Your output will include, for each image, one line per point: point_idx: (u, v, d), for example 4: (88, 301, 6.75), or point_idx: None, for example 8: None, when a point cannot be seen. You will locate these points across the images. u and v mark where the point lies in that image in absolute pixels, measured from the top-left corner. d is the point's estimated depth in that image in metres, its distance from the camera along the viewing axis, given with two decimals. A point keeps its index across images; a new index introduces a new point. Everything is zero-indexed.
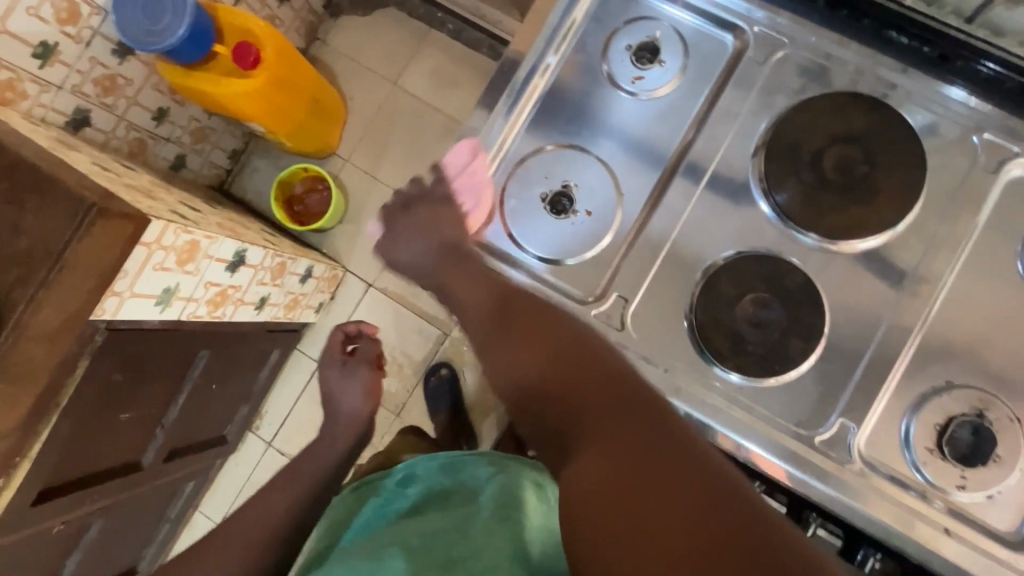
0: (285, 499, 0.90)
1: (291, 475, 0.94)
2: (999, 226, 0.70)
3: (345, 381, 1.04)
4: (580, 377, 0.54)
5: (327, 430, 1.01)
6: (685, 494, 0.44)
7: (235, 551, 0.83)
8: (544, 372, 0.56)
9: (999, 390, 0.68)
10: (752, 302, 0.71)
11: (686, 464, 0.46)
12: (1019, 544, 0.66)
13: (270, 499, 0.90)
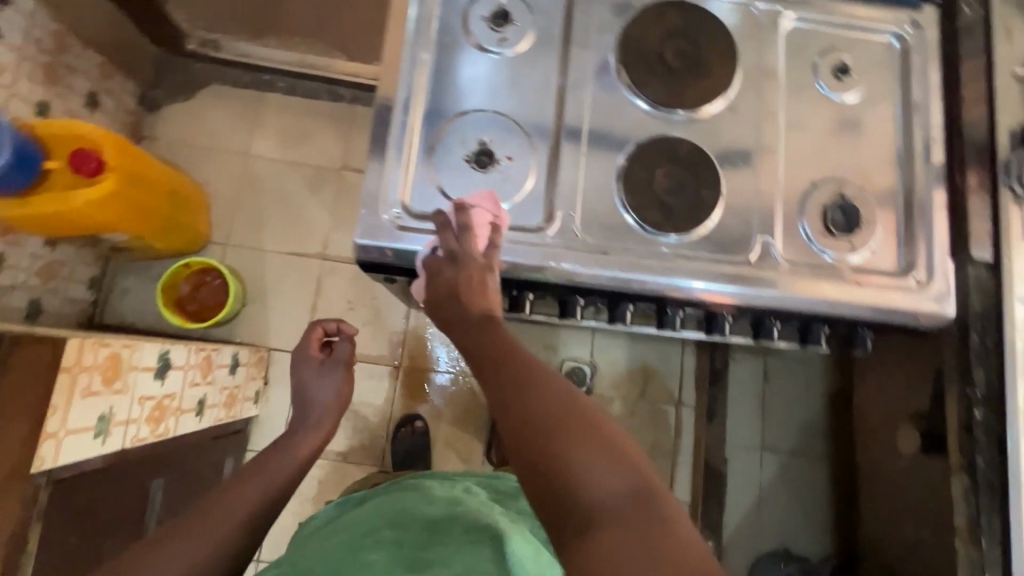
0: (260, 487, 0.87)
1: (252, 476, 0.88)
2: (794, 63, 0.94)
3: (326, 383, 1.02)
4: (487, 335, 0.67)
5: (300, 418, 0.99)
6: (567, 419, 0.57)
7: (200, 548, 0.75)
8: (476, 316, 0.68)
9: (843, 175, 0.91)
10: (664, 176, 0.85)
11: (554, 393, 0.60)
12: (903, 272, 0.88)
13: (236, 497, 0.83)
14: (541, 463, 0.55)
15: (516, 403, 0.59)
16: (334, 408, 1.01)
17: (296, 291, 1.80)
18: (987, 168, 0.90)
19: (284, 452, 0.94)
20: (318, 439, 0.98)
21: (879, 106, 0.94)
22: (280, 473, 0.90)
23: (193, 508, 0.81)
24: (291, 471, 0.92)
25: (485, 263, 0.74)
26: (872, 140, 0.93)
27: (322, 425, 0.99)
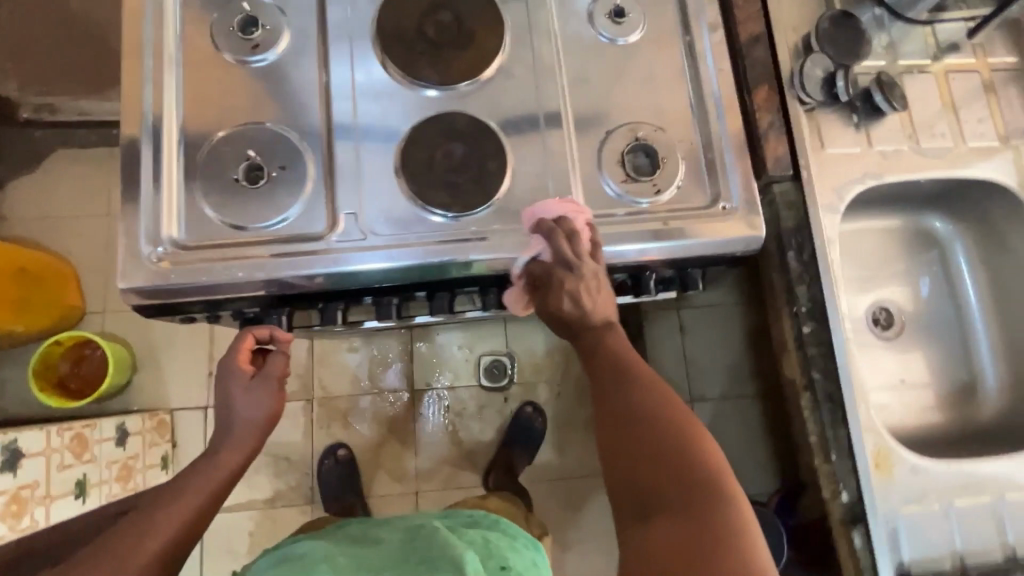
0: (169, 522, 0.68)
1: (160, 512, 0.69)
2: (568, 14, 0.91)
3: (252, 402, 0.79)
4: (614, 343, 0.73)
5: (217, 444, 0.77)
6: (683, 437, 0.64)
7: None
8: (579, 330, 0.75)
9: (638, 117, 0.89)
10: (444, 154, 0.82)
11: (654, 400, 0.66)
12: (712, 202, 0.86)
13: (142, 536, 0.66)
14: (633, 463, 0.64)
15: (626, 403, 0.67)
16: (258, 429, 0.79)
17: (187, 344, 1.71)
18: (776, 83, 0.89)
19: (195, 475, 0.74)
20: (238, 456, 0.77)
21: (663, 41, 0.92)
22: (192, 502, 0.71)
23: (118, 545, 0.65)
24: (215, 495, 0.74)
25: (595, 265, 0.75)
26: (662, 75, 0.91)
27: (243, 443, 0.78)
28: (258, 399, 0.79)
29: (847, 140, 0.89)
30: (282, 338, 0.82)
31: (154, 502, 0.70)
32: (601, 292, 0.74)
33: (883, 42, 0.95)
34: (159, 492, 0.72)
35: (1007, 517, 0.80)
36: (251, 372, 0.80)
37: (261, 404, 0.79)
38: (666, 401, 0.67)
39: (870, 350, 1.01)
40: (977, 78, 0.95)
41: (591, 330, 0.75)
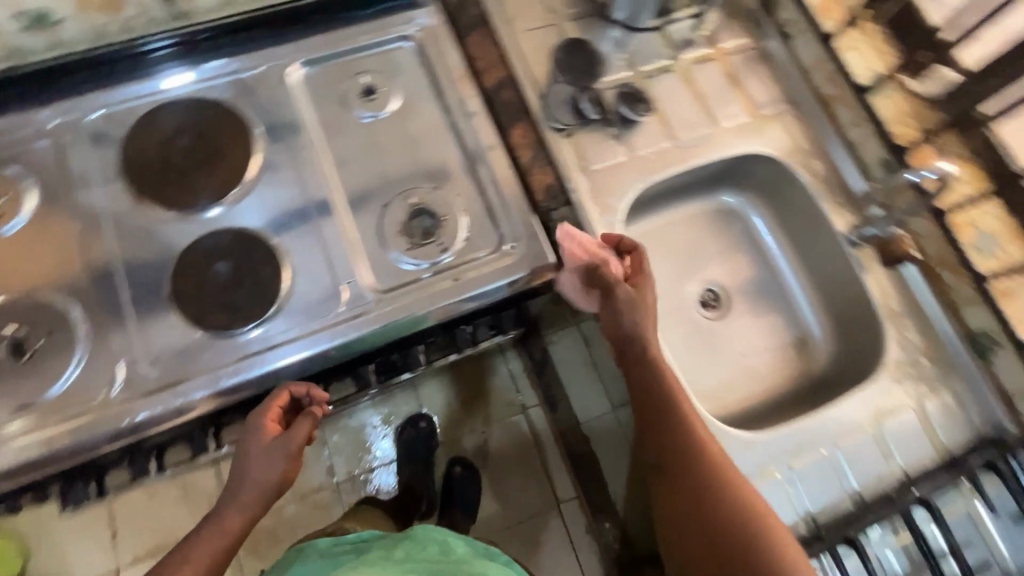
0: (186, 574, 0.65)
1: (194, 548, 0.68)
2: (319, 104, 0.93)
3: (266, 465, 0.70)
4: (643, 372, 0.81)
5: (229, 493, 0.70)
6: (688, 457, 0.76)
7: None
8: (631, 349, 0.82)
9: (411, 182, 0.92)
10: (217, 274, 0.81)
11: (693, 439, 0.77)
12: (498, 244, 0.88)
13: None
14: (675, 495, 0.76)
15: (672, 439, 0.78)
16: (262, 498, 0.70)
17: (6, 529, 1.27)
18: (528, 119, 0.93)
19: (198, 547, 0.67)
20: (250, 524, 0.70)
21: (417, 105, 0.96)
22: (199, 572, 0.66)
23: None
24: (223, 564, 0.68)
25: (644, 285, 0.85)
26: (423, 138, 0.94)
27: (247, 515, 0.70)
28: (273, 460, 0.70)
29: (608, 154, 0.94)
30: (317, 396, 0.74)
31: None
32: (652, 310, 0.83)
33: (621, 54, 1.00)
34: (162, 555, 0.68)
35: (845, 460, 0.84)
36: (278, 431, 0.73)
37: (274, 466, 0.70)
38: (692, 435, 0.77)
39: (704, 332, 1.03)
40: (715, 66, 1.03)
41: (650, 355, 0.81)
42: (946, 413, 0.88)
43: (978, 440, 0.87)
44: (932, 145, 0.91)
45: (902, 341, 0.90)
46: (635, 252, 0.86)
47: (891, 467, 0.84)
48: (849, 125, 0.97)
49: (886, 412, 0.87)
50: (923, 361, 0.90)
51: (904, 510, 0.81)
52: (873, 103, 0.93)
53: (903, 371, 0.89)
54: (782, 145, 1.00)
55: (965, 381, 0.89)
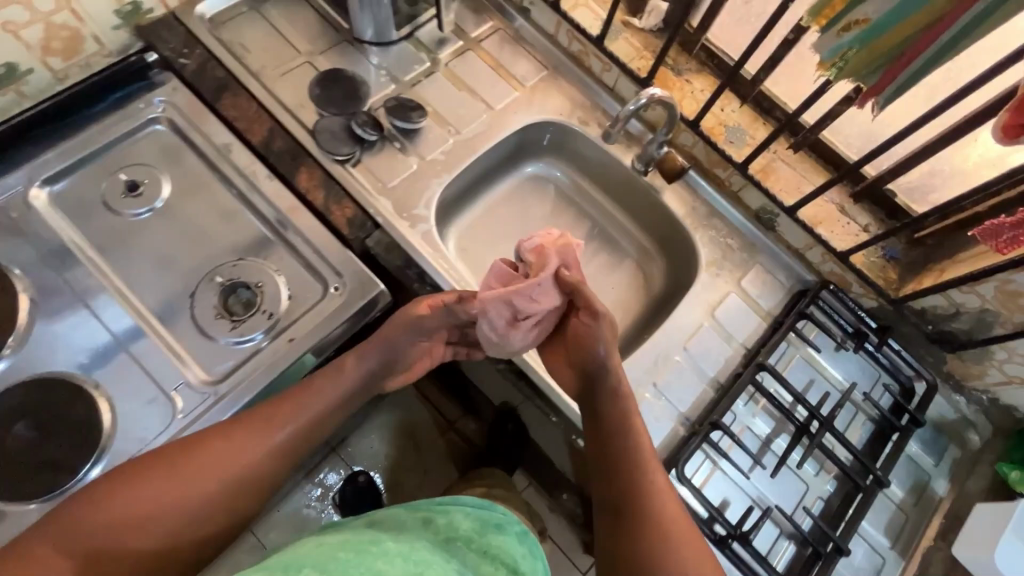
0: (202, 489, 0.69)
1: (216, 445, 0.71)
2: (79, 218, 0.86)
3: (359, 368, 0.80)
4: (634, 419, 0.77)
5: (288, 412, 0.76)
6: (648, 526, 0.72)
7: (112, 511, 0.64)
8: (604, 386, 0.78)
9: (213, 262, 0.87)
10: (24, 435, 0.74)
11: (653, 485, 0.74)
12: (325, 291, 0.88)
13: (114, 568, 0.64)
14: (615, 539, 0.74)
15: (633, 503, 0.73)
16: (257, 467, 0.72)
17: None
18: (309, 160, 0.92)
19: (208, 466, 0.69)
20: (241, 493, 0.72)
21: (194, 184, 0.92)
22: (176, 525, 0.67)
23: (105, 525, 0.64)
24: (204, 524, 0.69)
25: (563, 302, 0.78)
26: (211, 215, 0.90)
27: (249, 482, 0.72)
28: (330, 395, 0.79)
29: (400, 168, 0.96)
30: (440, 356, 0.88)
31: (142, 506, 0.66)
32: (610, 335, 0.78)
33: (381, 71, 1.03)
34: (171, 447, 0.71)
35: (696, 359, 0.93)
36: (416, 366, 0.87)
37: (333, 392, 0.79)
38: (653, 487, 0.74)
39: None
40: (473, 55, 1.08)
41: (614, 398, 0.77)
42: (761, 286, 1.00)
43: (791, 296, 1.00)
44: (668, 68, 1.03)
45: (708, 241, 1.02)
46: (557, 278, 0.76)
47: (733, 347, 0.95)
48: (601, 71, 1.07)
49: (715, 304, 0.97)
50: (729, 250, 1.02)
51: (754, 379, 0.90)
52: (611, 47, 1.04)
53: (717, 264, 1.00)
54: (555, 106, 1.07)
55: (766, 254, 1.03)
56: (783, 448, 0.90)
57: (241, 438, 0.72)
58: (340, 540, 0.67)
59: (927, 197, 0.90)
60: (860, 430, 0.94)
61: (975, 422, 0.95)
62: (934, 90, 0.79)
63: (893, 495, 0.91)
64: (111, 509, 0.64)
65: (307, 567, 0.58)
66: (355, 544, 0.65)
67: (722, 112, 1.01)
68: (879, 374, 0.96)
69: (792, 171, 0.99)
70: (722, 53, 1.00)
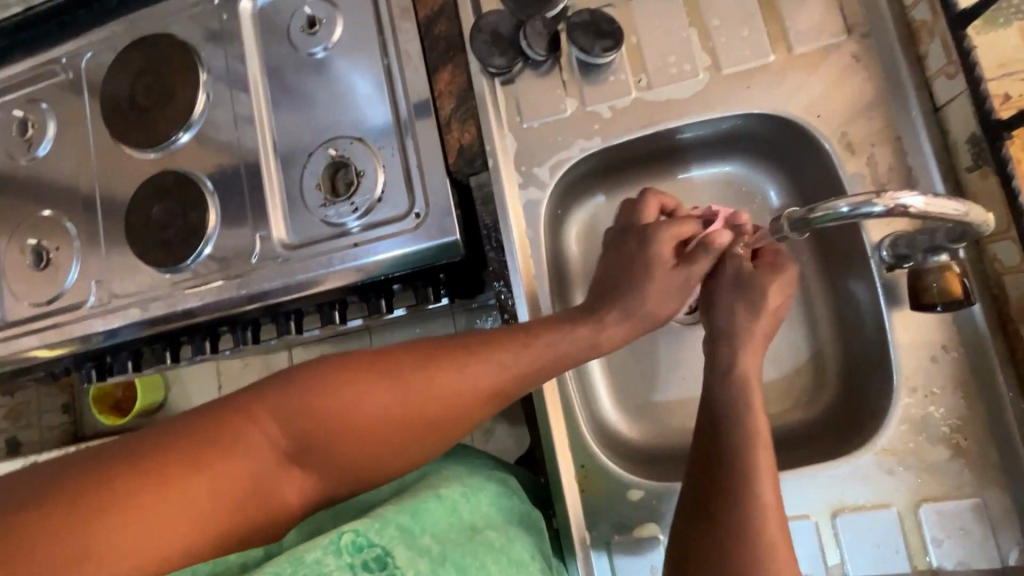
0: (458, 392, 0.53)
1: (480, 365, 0.54)
2: (265, 40, 0.90)
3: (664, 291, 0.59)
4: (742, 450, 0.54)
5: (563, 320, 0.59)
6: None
7: (336, 408, 0.48)
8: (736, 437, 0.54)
9: (337, 130, 0.85)
10: (159, 212, 0.90)
11: None
12: (407, 211, 0.80)
13: (336, 455, 0.48)
14: None
15: None
16: (492, 399, 0.54)
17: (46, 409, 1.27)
18: (461, 59, 0.78)
19: (423, 397, 0.51)
20: (449, 429, 0.53)
21: (356, 36, 0.85)
22: (358, 456, 0.49)
23: (291, 432, 0.47)
24: (408, 449, 0.51)
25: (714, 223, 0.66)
26: (354, 77, 0.85)
27: (487, 392, 0.54)
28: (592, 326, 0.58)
29: (550, 107, 0.75)
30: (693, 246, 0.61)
31: (388, 397, 0.50)
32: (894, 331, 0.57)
33: None
34: (403, 351, 0.54)
35: None
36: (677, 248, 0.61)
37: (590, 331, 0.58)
38: None
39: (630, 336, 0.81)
40: None
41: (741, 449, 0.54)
42: (955, 532, 0.60)
43: None
44: None
45: (916, 414, 0.62)
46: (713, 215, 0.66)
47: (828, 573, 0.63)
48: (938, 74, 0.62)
49: (844, 504, 0.63)
50: (942, 450, 0.61)
51: None
52: (978, 42, 0.57)
53: (900, 456, 0.62)
54: (816, 100, 0.68)
55: (1006, 496, 0.59)
56: None
57: (445, 376, 0.53)
58: (457, 495, 0.54)
59: None
60: None
61: None
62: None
63: None
64: (344, 378, 0.49)
65: (427, 536, 0.47)
66: (461, 522, 0.52)
67: None
68: None
69: None
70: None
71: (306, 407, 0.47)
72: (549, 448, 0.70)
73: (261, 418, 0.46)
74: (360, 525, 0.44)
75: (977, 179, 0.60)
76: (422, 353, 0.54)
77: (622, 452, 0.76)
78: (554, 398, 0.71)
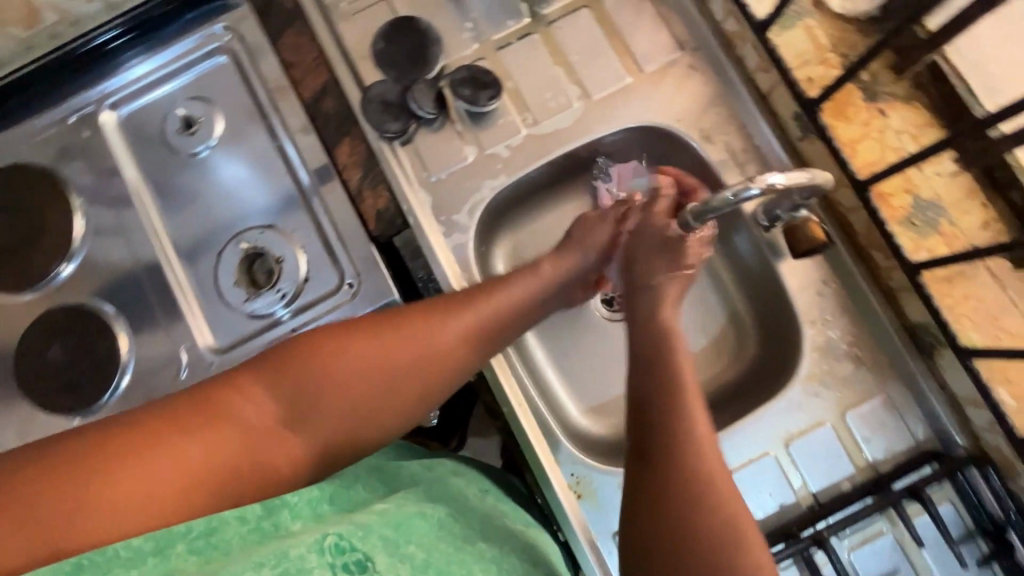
0: (430, 343, 0.56)
1: (447, 317, 0.58)
2: (138, 149, 0.87)
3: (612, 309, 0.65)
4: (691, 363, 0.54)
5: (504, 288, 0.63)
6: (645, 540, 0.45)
7: (314, 370, 0.51)
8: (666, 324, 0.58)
9: (244, 224, 0.84)
10: (56, 355, 0.81)
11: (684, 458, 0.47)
12: (338, 284, 0.80)
13: (319, 417, 0.50)
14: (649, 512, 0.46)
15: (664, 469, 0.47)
16: (464, 348, 0.58)
17: None
18: (356, 130, 0.81)
19: (400, 353, 0.54)
20: (427, 380, 0.55)
21: (241, 129, 0.86)
22: (342, 419, 0.51)
23: (273, 399, 0.49)
24: (393, 408, 0.53)
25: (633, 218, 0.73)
26: (250, 169, 0.85)
27: (456, 342, 0.57)
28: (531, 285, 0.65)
29: (452, 157, 0.80)
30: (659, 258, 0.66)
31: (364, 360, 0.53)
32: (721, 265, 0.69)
33: (467, 23, 0.83)
34: (376, 316, 0.57)
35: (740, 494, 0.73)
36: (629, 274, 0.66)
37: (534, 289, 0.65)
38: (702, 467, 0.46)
39: (576, 346, 0.88)
40: (587, 14, 0.82)
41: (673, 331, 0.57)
42: (876, 427, 0.73)
43: (917, 455, 0.72)
44: (857, 86, 0.69)
45: (822, 342, 0.74)
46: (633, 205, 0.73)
47: (797, 495, 0.73)
48: (757, 70, 0.76)
49: (792, 433, 0.74)
50: (848, 365, 0.74)
51: (806, 552, 0.69)
52: (778, 41, 0.72)
53: (821, 380, 0.74)
54: (673, 107, 0.80)
55: (901, 385, 0.73)
56: None
57: (415, 330, 0.56)
58: (442, 510, 0.55)
59: None
60: None
61: None
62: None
63: None
64: (320, 343, 0.52)
65: (415, 544, 0.48)
66: (450, 530, 0.54)
67: (919, 174, 0.67)
68: None
69: (998, 291, 0.65)
70: (974, 99, 0.65)
71: (288, 370, 0.50)
72: (540, 470, 0.74)
73: (245, 389, 0.49)
74: (343, 530, 0.44)
75: (807, 145, 0.74)
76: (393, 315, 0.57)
77: (600, 452, 0.83)
78: (530, 422, 0.75)
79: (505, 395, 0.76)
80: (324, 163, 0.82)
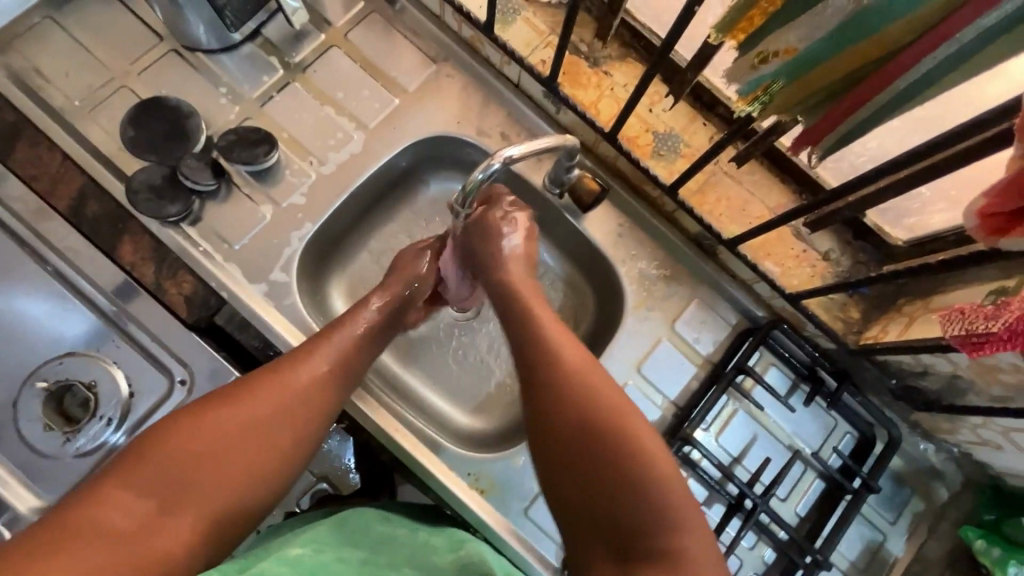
0: (287, 392, 0.60)
1: (295, 369, 0.62)
2: None
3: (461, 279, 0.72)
4: (554, 337, 0.61)
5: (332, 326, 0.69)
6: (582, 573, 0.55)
7: (186, 453, 0.51)
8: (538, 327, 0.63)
9: (31, 359, 0.71)
10: None
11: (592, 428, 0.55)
12: (168, 386, 0.72)
13: (201, 498, 0.51)
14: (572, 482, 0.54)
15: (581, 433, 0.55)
16: (319, 386, 0.62)
17: None
18: (134, 225, 0.76)
19: (260, 410, 0.57)
20: (293, 425, 0.59)
21: None
22: (224, 490, 0.53)
23: (146, 495, 0.49)
24: (263, 470, 0.56)
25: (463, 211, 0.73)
26: (13, 293, 0.71)
27: (311, 387, 0.62)
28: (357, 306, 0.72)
29: (249, 220, 0.80)
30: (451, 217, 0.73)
31: (225, 426, 0.54)
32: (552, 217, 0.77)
33: (220, 88, 0.82)
34: (232, 385, 0.58)
35: None
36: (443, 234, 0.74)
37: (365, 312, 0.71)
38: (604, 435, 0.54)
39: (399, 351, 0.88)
40: (338, 53, 0.86)
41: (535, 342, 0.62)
42: (699, 327, 0.84)
43: (737, 336, 0.85)
44: (580, 57, 0.81)
45: (636, 274, 0.85)
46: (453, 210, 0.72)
47: (661, 408, 0.82)
48: (501, 64, 0.85)
49: (640, 358, 0.83)
50: (662, 285, 0.85)
51: (681, 452, 0.78)
52: (507, 36, 0.82)
53: (646, 304, 0.84)
54: (444, 114, 0.86)
55: (705, 284, 0.86)
56: (716, 521, 0.79)
57: (272, 383, 0.59)
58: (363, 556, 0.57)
59: (903, 220, 0.73)
60: (807, 490, 0.82)
61: (944, 473, 0.84)
62: (935, 117, 0.58)
63: (842, 562, 0.81)
64: (177, 430, 0.52)
65: None
66: (374, 564, 0.56)
67: (650, 114, 0.80)
68: (835, 424, 0.84)
69: (738, 186, 0.79)
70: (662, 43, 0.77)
71: (158, 468, 0.50)
72: (436, 481, 0.75)
73: (112, 497, 0.47)
74: None
75: (563, 115, 0.84)
76: (249, 379, 0.59)
77: (488, 443, 0.86)
78: (412, 442, 0.77)
79: (378, 425, 0.76)
80: (124, 279, 0.73)
